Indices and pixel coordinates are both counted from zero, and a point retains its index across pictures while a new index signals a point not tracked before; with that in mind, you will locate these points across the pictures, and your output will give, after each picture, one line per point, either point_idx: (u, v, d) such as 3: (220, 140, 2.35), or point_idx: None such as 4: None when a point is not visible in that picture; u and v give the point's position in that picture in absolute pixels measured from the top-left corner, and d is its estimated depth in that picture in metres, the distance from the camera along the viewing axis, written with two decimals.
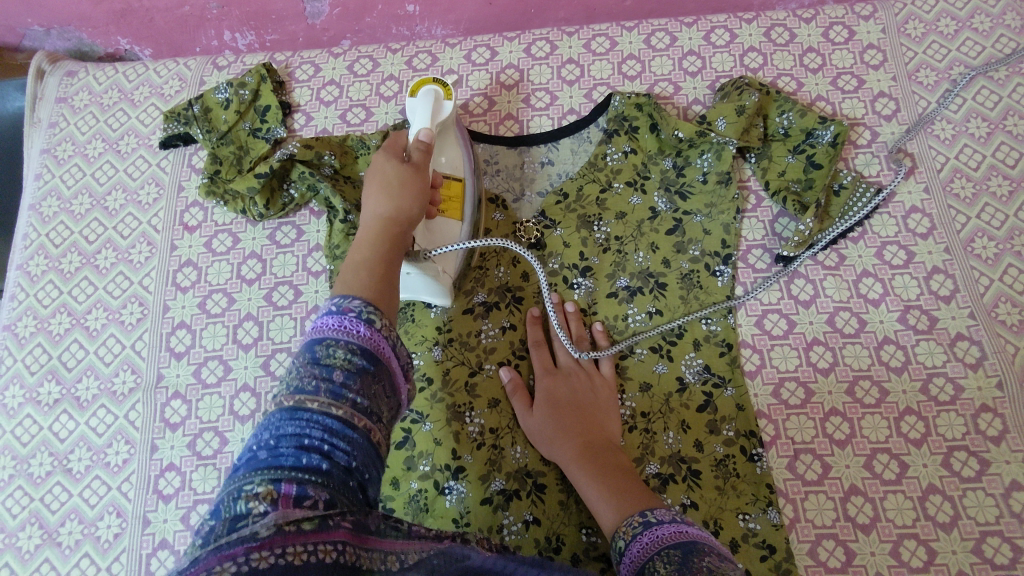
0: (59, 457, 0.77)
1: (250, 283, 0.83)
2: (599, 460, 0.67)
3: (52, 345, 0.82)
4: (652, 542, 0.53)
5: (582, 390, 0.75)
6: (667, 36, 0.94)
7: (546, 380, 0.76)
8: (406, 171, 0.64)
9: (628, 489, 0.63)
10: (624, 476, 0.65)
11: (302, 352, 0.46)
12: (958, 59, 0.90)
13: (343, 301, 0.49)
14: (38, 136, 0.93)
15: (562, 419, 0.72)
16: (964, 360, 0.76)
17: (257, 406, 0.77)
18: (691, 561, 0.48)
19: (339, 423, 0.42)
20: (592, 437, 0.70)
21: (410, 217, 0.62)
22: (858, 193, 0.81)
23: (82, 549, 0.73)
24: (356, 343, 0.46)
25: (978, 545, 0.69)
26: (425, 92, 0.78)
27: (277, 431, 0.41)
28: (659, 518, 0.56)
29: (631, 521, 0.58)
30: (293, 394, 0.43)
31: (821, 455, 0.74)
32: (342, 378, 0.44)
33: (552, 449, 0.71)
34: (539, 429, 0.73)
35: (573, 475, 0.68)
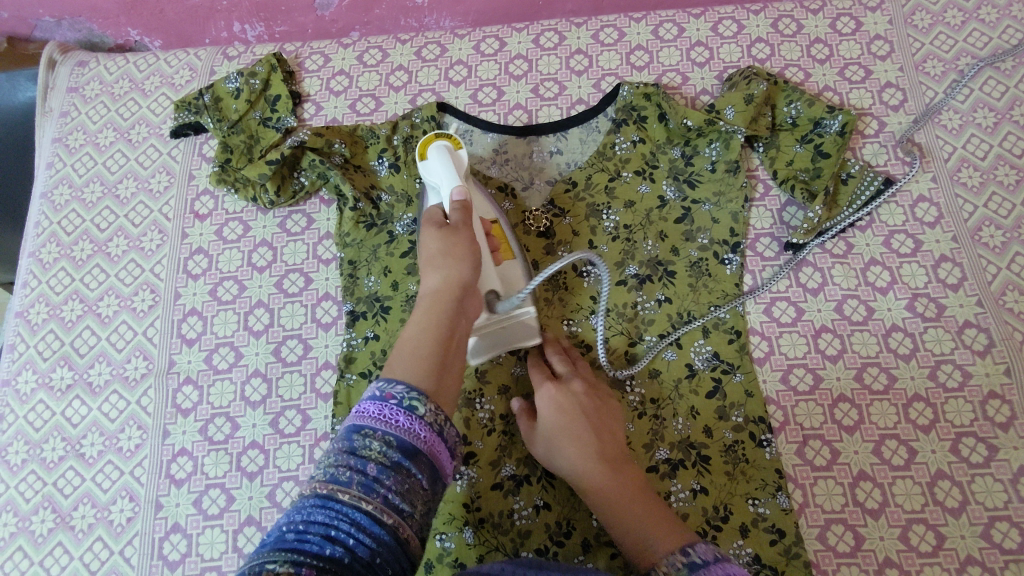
0: (71, 442, 0.77)
1: (261, 270, 0.83)
2: (614, 480, 0.63)
3: (64, 331, 0.83)
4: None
5: (589, 400, 0.69)
6: (675, 27, 0.94)
7: (552, 389, 0.70)
8: (449, 238, 0.63)
9: (658, 515, 0.60)
10: (648, 499, 0.62)
11: (344, 436, 0.48)
12: (965, 49, 0.90)
13: (388, 386, 0.49)
14: (50, 125, 0.94)
15: (575, 434, 0.66)
16: (972, 347, 0.76)
17: (268, 392, 0.78)
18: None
19: (367, 518, 0.43)
20: (607, 454, 0.65)
21: (461, 283, 0.60)
22: (865, 181, 0.82)
23: (95, 533, 0.74)
24: (392, 432, 0.47)
25: (988, 530, 0.69)
26: (435, 148, 0.73)
27: (308, 517, 0.43)
28: (705, 558, 0.52)
29: (675, 569, 0.53)
30: (328, 482, 0.45)
31: (830, 441, 0.74)
32: (375, 471, 0.45)
33: (562, 466, 0.66)
34: (553, 447, 0.67)
35: (590, 497, 0.64)
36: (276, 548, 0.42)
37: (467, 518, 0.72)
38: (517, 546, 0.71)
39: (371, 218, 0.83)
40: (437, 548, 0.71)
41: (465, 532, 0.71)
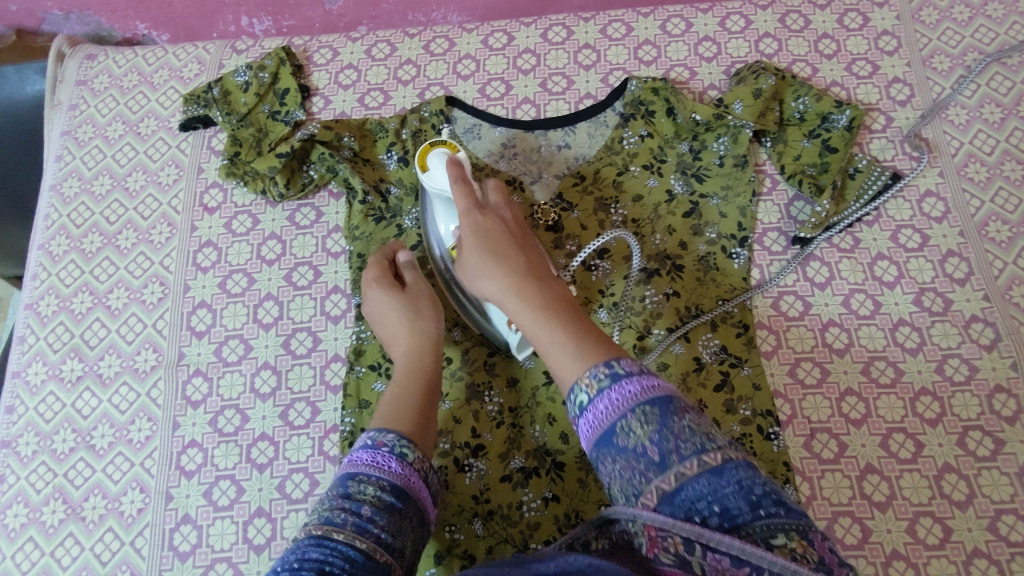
0: (82, 433, 0.78)
1: (270, 263, 0.84)
2: (522, 243, 0.66)
3: (74, 323, 0.83)
4: (623, 403, 0.48)
5: (515, 227, 0.68)
6: (683, 22, 0.94)
7: (478, 218, 0.67)
8: (407, 299, 0.72)
9: (583, 329, 0.55)
10: (583, 327, 0.56)
11: (338, 485, 0.54)
12: (972, 45, 0.90)
13: (379, 435, 0.57)
14: (59, 118, 0.94)
15: (496, 242, 0.65)
16: (979, 342, 0.77)
17: (277, 385, 0.78)
18: (669, 421, 0.47)
19: (359, 554, 0.48)
20: (530, 270, 0.63)
21: (423, 351, 0.69)
22: (873, 176, 0.83)
23: (106, 524, 0.74)
24: (384, 478, 0.54)
25: (994, 522, 0.70)
26: (435, 157, 0.71)
27: (303, 555, 0.48)
28: (625, 369, 0.50)
29: (592, 373, 0.50)
30: (323, 524, 0.50)
31: (838, 434, 0.74)
32: (367, 513, 0.51)
33: (487, 289, 0.63)
34: (466, 237, 0.67)
35: (507, 308, 0.61)
36: None
37: (477, 509, 0.72)
38: (526, 538, 0.71)
39: (380, 212, 0.84)
40: (447, 539, 0.72)
41: (475, 523, 0.72)
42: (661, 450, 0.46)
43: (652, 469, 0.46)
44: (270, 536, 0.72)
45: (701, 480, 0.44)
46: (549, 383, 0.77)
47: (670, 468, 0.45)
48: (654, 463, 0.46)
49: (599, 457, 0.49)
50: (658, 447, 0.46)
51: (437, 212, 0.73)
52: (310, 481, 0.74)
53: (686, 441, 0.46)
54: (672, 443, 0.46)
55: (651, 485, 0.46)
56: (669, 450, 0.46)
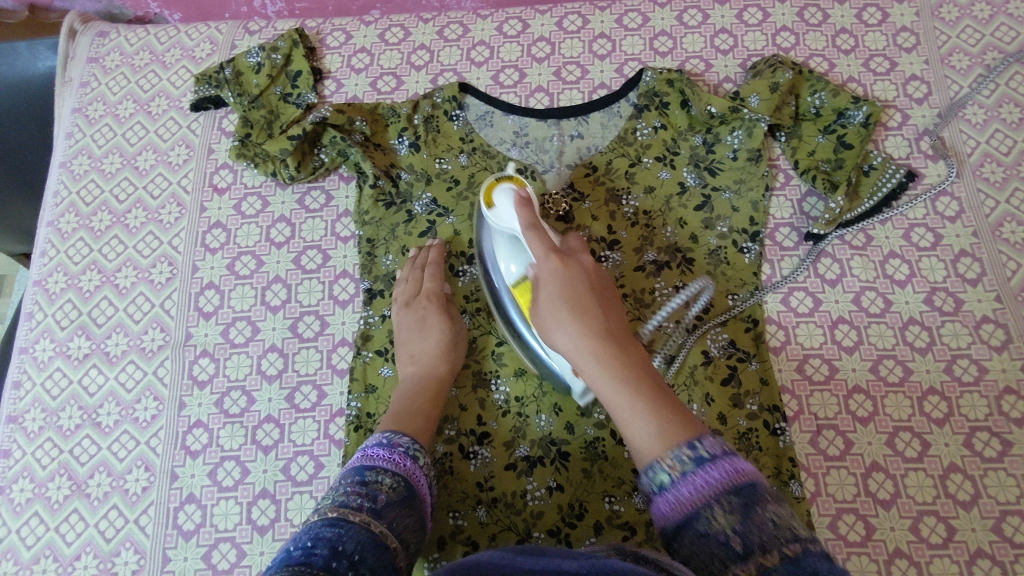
0: (88, 411, 0.78)
1: (279, 246, 0.83)
2: (598, 289, 0.62)
3: (82, 301, 0.83)
4: (708, 489, 0.46)
5: (592, 273, 0.63)
6: (700, 14, 0.93)
7: (556, 261, 0.62)
8: (415, 311, 0.75)
9: (666, 404, 0.53)
10: (663, 400, 0.54)
11: (352, 474, 0.56)
12: (992, 44, 0.89)
13: (393, 438, 0.61)
14: (70, 95, 0.94)
15: (575, 291, 0.61)
16: (989, 342, 0.76)
17: (284, 367, 0.78)
18: (753, 510, 0.44)
19: (373, 538, 0.48)
20: (607, 326, 0.59)
21: (428, 366, 0.72)
22: (887, 173, 0.82)
23: (111, 501, 0.74)
24: (399, 475, 0.57)
25: (999, 524, 0.70)
26: (501, 193, 0.68)
27: (318, 534, 0.47)
28: (712, 452, 0.47)
29: (675, 454, 0.48)
30: (337, 508, 0.50)
31: (844, 431, 0.74)
32: (382, 504, 0.53)
33: (558, 343, 0.59)
34: (542, 279, 0.62)
35: (582, 366, 0.58)
36: (281, 565, 0.43)
37: (481, 497, 0.72)
38: (529, 526, 0.71)
39: (390, 197, 0.83)
40: (451, 525, 0.72)
41: (478, 510, 0.72)
42: (745, 541, 0.43)
43: (732, 558, 0.43)
44: (273, 517, 0.72)
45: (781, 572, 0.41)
46: None
47: (750, 559, 0.42)
48: (735, 553, 0.43)
49: (676, 537, 0.47)
50: (741, 536, 0.43)
51: (496, 248, 0.70)
52: (315, 464, 0.74)
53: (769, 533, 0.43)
54: (757, 538, 0.43)
55: (731, 574, 0.43)
56: (753, 542, 0.43)
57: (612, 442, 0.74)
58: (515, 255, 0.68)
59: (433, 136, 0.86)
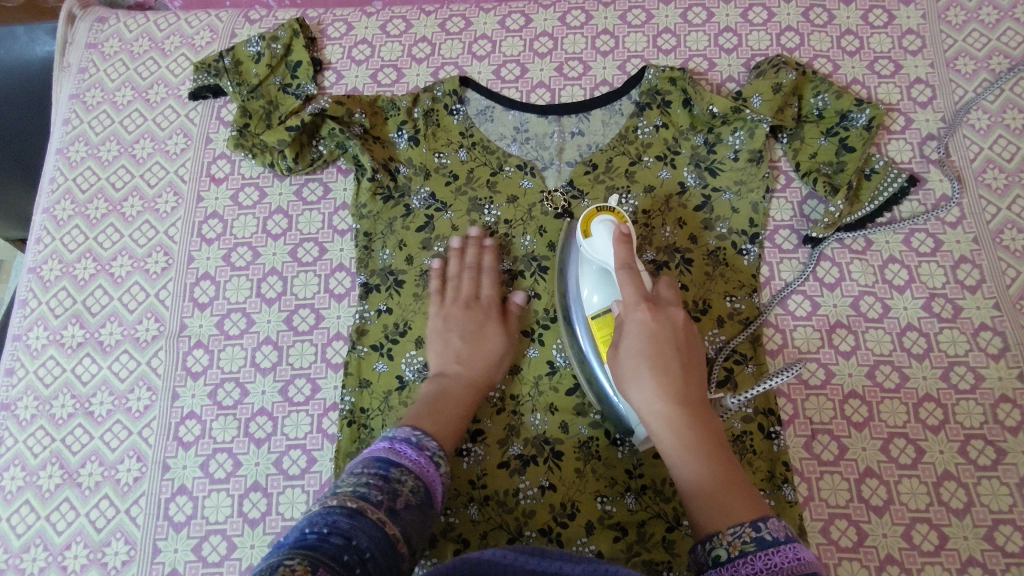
0: (81, 400, 0.78)
1: (275, 238, 0.83)
2: (684, 347, 0.62)
3: (77, 289, 0.82)
4: (767, 572, 0.46)
5: (682, 330, 0.63)
6: (705, 12, 0.92)
7: (646, 312, 0.62)
8: (475, 315, 0.75)
9: (732, 480, 0.54)
10: (730, 476, 0.54)
11: (378, 466, 0.54)
12: (998, 48, 0.89)
13: (422, 439, 0.59)
14: (67, 81, 0.93)
15: (661, 347, 0.60)
16: (986, 350, 0.76)
17: (279, 360, 0.78)
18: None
19: (386, 540, 0.46)
20: (687, 388, 0.59)
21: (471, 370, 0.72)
22: (889, 178, 0.81)
23: (102, 491, 0.74)
24: (421, 480, 0.55)
25: (991, 532, 0.70)
26: (600, 225, 0.68)
27: (333, 524, 0.45)
28: (774, 535, 0.48)
29: (735, 531, 0.49)
30: (358, 497, 0.49)
31: (839, 436, 0.74)
32: (401, 504, 0.51)
33: (634, 396, 0.60)
34: (629, 328, 0.63)
35: (653, 425, 0.59)
36: (292, 550, 0.42)
37: (473, 494, 0.72)
38: (521, 525, 0.71)
39: (388, 190, 0.83)
40: (442, 522, 0.72)
41: (470, 508, 0.72)
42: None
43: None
44: (265, 511, 0.72)
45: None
46: (553, 373, 0.76)
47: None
48: None
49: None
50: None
51: (581, 276, 0.70)
52: (308, 458, 0.74)
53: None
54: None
55: None
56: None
57: (606, 443, 0.74)
58: (602, 285, 0.68)
59: (433, 130, 0.85)
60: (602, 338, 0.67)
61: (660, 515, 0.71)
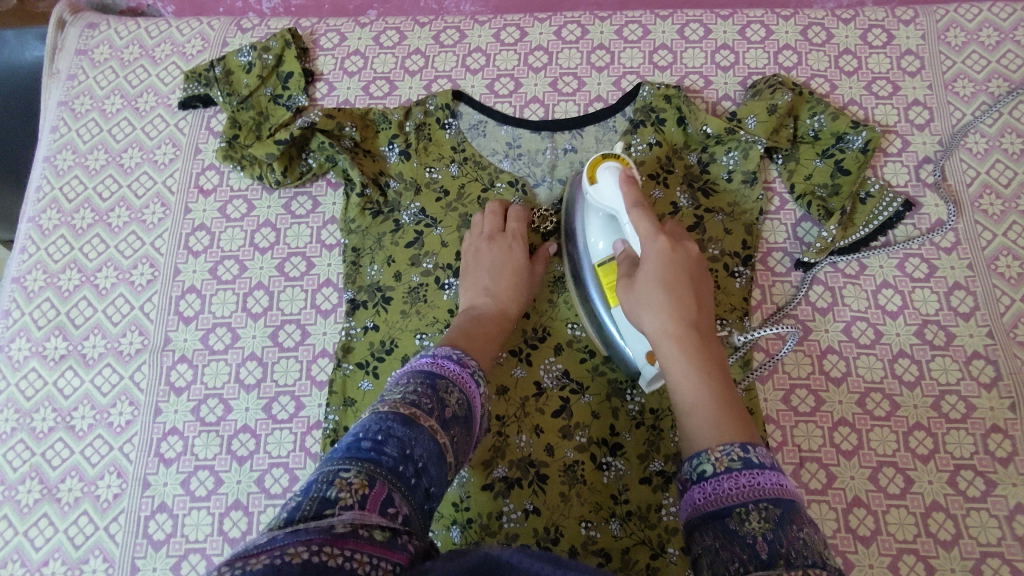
0: (62, 413, 0.77)
1: (262, 251, 0.82)
2: (698, 279, 0.60)
3: (60, 301, 0.82)
4: (749, 489, 0.45)
5: (697, 263, 0.62)
6: (702, 28, 0.91)
7: (665, 241, 0.60)
8: (499, 244, 0.76)
9: (731, 400, 0.52)
10: (733, 401, 0.53)
11: (422, 375, 0.54)
12: (997, 71, 0.88)
13: (462, 358, 0.59)
14: (57, 88, 0.92)
15: (678, 275, 0.59)
16: (978, 379, 0.75)
17: (263, 376, 0.77)
18: (788, 526, 0.43)
19: (437, 449, 0.49)
20: (698, 315, 0.58)
21: (488, 297, 0.73)
22: (884, 202, 0.80)
23: (81, 507, 0.73)
24: (466, 391, 0.56)
25: (979, 565, 0.69)
26: (605, 170, 0.68)
27: (388, 431, 0.47)
28: (761, 460, 0.46)
29: (725, 448, 0.47)
30: (407, 404, 0.50)
31: (827, 465, 0.73)
32: (449, 414, 0.52)
33: (644, 319, 0.58)
34: (646, 258, 0.61)
35: (661, 348, 0.56)
36: (348, 457, 0.45)
37: (456, 517, 0.72)
38: None
39: (377, 206, 0.82)
40: None
41: (453, 531, 0.71)
42: (771, 549, 0.42)
43: (753, 563, 0.41)
44: (245, 530, 0.71)
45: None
46: (540, 394, 0.75)
47: (773, 568, 0.40)
48: (759, 558, 0.41)
49: (699, 527, 0.46)
50: (769, 542, 0.42)
51: (589, 224, 0.71)
52: (290, 477, 0.73)
53: (800, 550, 0.41)
54: (785, 547, 0.41)
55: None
56: (779, 552, 0.41)
57: (591, 466, 0.73)
58: (608, 232, 0.69)
59: (424, 144, 0.84)
60: (608, 284, 0.68)
61: (645, 542, 0.70)
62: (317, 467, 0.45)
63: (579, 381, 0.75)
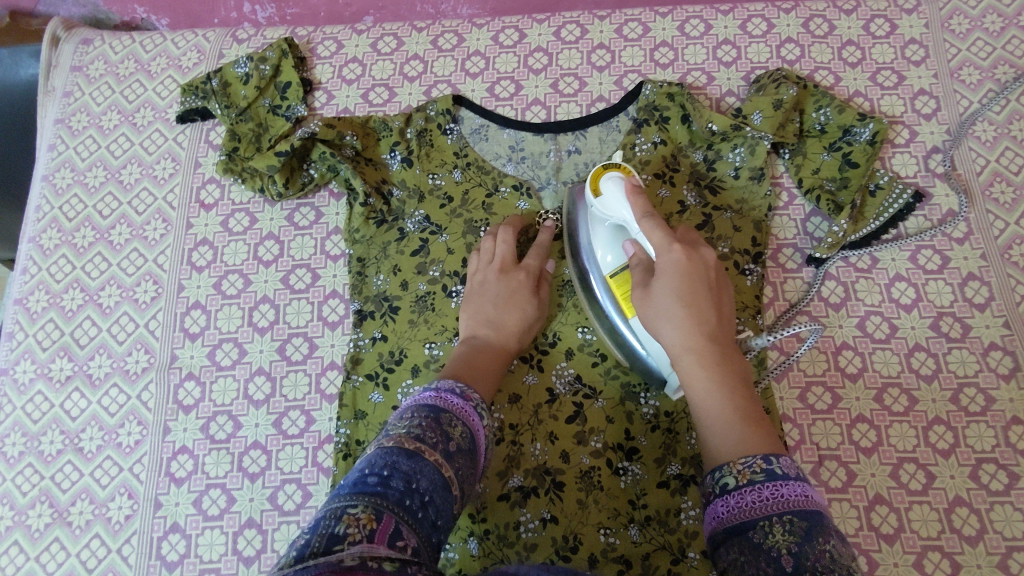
0: (70, 436, 0.76)
1: (266, 264, 0.81)
2: (716, 288, 0.59)
3: (64, 321, 0.81)
4: (773, 502, 0.44)
5: (715, 270, 0.60)
6: (702, 24, 0.90)
7: (681, 252, 0.59)
8: (505, 275, 0.74)
9: (753, 412, 0.52)
10: (756, 414, 0.52)
11: (425, 408, 0.53)
12: (1003, 57, 0.87)
13: (464, 389, 0.57)
14: (53, 105, 0.91)
15: (694, 285, 0.58)
16: (997, 371, 0.74)
17: (272, 392, 0.76)
18: (814, 540, 0.42)
19: (443, 482, 0.47)
20: (717, 325, 0.57)
21: (490, 330, 0.71)
22: (893, 194, 0.79)
23: (93, 530, 0.72)
24: (469, 424, 0.54)
25: (1005, 560, 0.68)
26: (610, 182, 0.67)
27: (393, 465, 0.46)
28: (785, 471, 0.46)
29: (748, 461, 0.47)
30: (411, 439, 0.48)
31: (847, 462, 0.72)
32: (453, 447, 0.51)
33: (662, 334, 0.58)
34: (660, 270, 0.59)
35: (680, 363, 0.56)
36: (354, 492, 0.44)
37: (473, 528, 0.71)
38: (523, 559, 0.69)
39: (382, 215, 0.81)
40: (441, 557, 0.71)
41: (470, 542, 0.70)
42: (797, 562, 0.41)
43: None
44: (260, 548, 0.70)
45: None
46: (553, 401, 0.74)
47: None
48: (783, 570, 0.41)
49: (726, 541, 0.46)
50: (794, 555, 0.41)
51: (596, 236, 0.69)
52: (303, 493, 0.72)
53: (826, 562, 0.40)
54: (809, 560, 0.41)
55: None
56: (805, 564, 0.40)
57: (608, 472, 0.72)
58: (614, 244, 0.67)
59: (426, 151, 0.83)
60: (624, 294, 0.66)
61: (665, 547, 0.69)
62: (323, 504, 0.44)
63: (592, 386, 0.74)
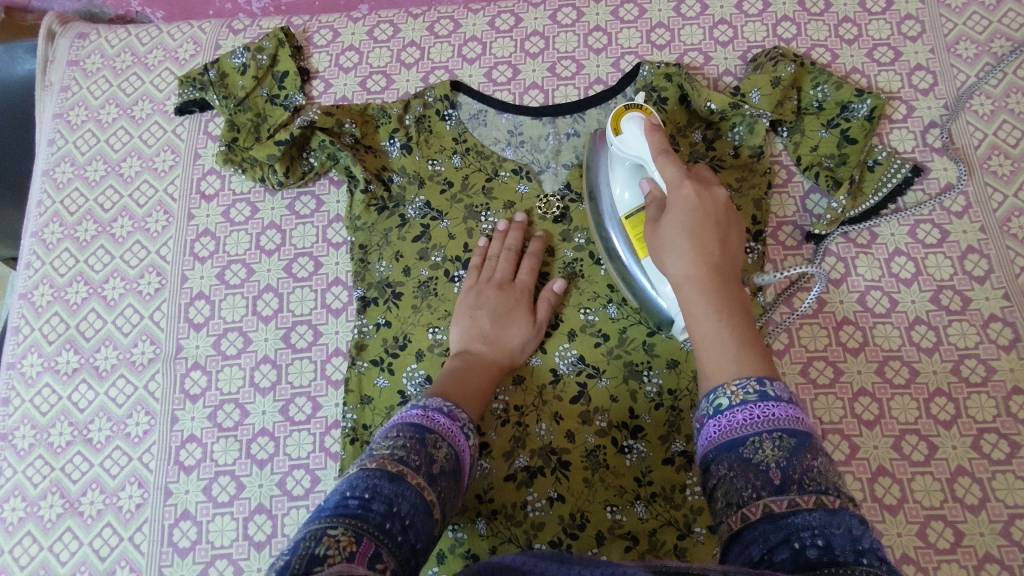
0: (79, 427, 0.77)
1: (269, 254, 0.82)
2: (726, 222, 0.59)
3: (69, 314, 0.81)
4: (763, 421, 0.44)
5: (725, 209, 0.59)
6: (698, 4, 0.90)
7: (691, 187, 0.59)
8: (507, 297, 0.74)
9: (750, 339, 0.52)
10: (752, 343, 0.51)
11: (411, 425, 0.53)
12: (999, 31, 0.87)
13: (451, 409, 0.57)
14: (51, 100, 0.91)
15: (704, 220, 0.57)
16: (997, 342, 0.75)
17: (278, 379, 0.76)
18: (803, 455, 0.42)
19: (425, 505, 0.47)
20: (722, 260, 0.56)
21: (485, 345, 0.71)
22: (892, 169, 0.80)
23: (104, 519, 0.73)
24: (453, 444, 0.54)
25: (1007, 528, 0.69)
26: (630, 121, 0.67)
27: (375, 488, 0.45)
28: (777, 392, 0.46)
29: (740, 382, 0.47)
30: (395, 461, 0.48)
31: (849, 436, 0.73)
32: (437, 470, 0.50)
33: (667, 263, 0.57)
34: (671, 204, 0.59)
35: (682, 291, 0.56)
36: (334, 515, 0.43)
37: (481, 509, 0.71)
38: (531, 538, 0.70)
39: (382, 201, 0.81)
40: (450, 538, 0.71)
41: (478, 523, 0.71)
42: (785, 476, 0.42)
43: (767, 489, 0.42)
44: (270, 533, 0.71)
45: (815, 514, 0.39)
46: (556, 381, 0.75)
47: (787, 494, 0.41)
48: (772, 486, 0.42)
49: (714, 458, 0.46)
50: (783, 471, 0.42)
51: (614, 173, 0.70)
52: (311, 478, 0.73)
53: (813, 479, 0.41)
54: (797, 478, 0.41)
55: (760, 499, 0.41)
56: (793, 478, 0.41)
57: (613, 450, 0.72)
58: (632, 182, 0.69)
59: (425, 137, 0.83)
60: (636, 234, 0.68)
61: (671, 522, 0.70)
62: (304, 525, 0.43)
63: (595, 365, 0.75)
